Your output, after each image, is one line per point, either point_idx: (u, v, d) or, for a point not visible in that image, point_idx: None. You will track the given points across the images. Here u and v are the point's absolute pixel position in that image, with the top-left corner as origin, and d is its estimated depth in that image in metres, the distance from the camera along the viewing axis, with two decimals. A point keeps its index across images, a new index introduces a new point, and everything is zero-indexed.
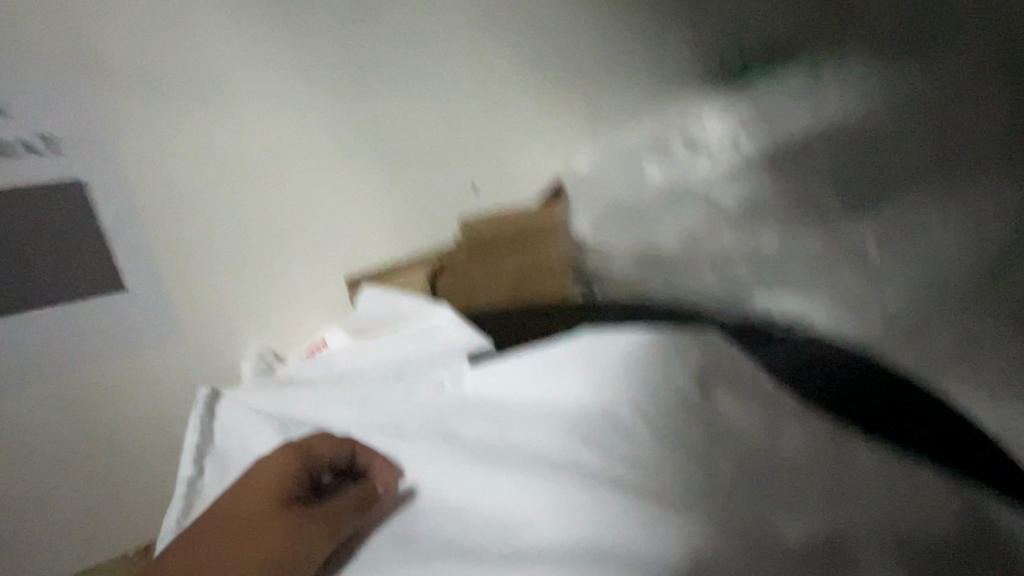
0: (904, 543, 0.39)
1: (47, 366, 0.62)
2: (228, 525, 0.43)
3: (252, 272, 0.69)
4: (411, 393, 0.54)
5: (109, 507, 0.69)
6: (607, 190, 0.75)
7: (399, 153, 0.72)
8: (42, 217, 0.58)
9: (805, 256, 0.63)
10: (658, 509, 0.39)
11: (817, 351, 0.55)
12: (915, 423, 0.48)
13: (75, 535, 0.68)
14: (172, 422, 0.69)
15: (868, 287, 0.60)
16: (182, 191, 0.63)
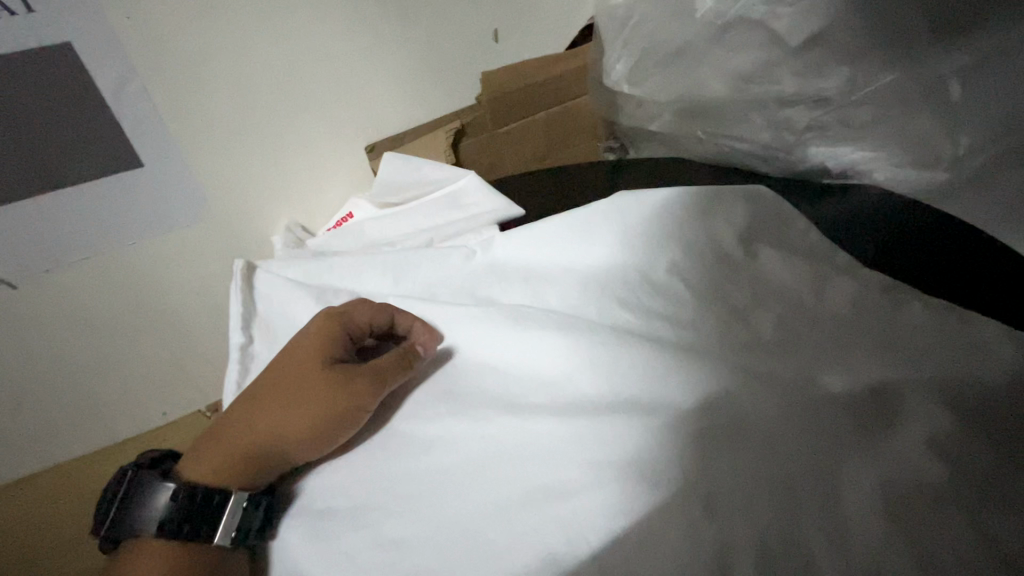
0: (963, 381, 0.36)
1: (80, 246, 0.62)
2: (282, 379, 0.45)
3: (269, 143, 0.65)
4: (444, 261, 0.53)
5: (167, 358, 0.74)
6: (647, 20, 0.62)
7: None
8: (33, 89, 0.52)
9: (882, 90, 0.53)
10: (705, 363, 0.38)
11: (877, 202, 0.51)
12: (981, 270, 0.44)
13: (143, 383, 0.75)
14: (210, 284, 0.71)
15: (942, 130, 0.52)
16: (180, 52, 0.56)
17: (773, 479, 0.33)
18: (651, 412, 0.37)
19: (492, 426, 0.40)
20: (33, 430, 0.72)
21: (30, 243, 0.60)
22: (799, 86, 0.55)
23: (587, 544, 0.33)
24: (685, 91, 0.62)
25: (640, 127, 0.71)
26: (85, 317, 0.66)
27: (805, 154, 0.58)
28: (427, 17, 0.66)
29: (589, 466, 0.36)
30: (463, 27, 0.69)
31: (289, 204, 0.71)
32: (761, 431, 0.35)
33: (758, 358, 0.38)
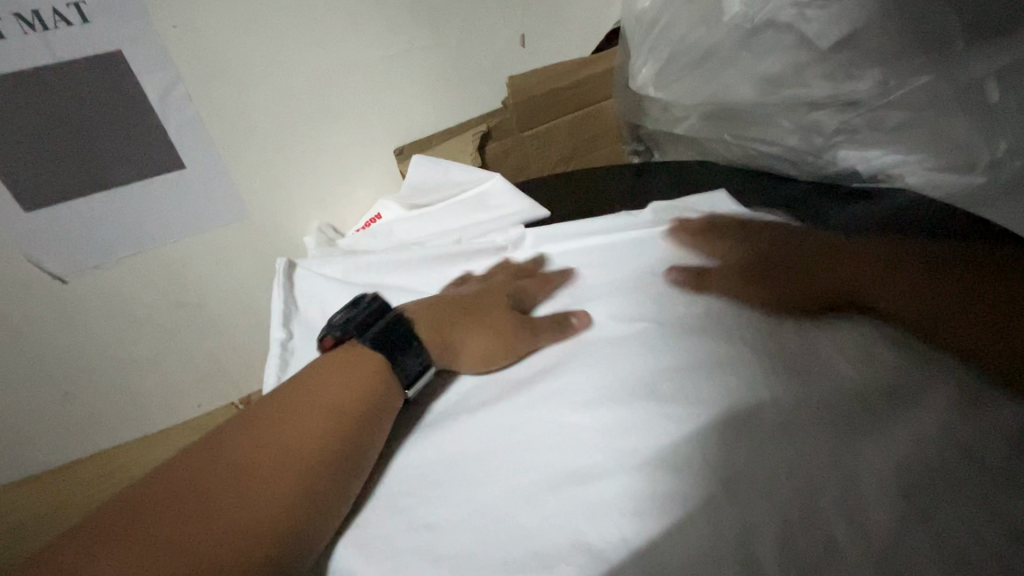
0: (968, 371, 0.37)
1: (126, 243, 0.65)
2: (306, 392, 0.43)
3: (307, 147, 0.68)
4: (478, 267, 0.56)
5: (203, 352, 0.77)
6: (674, 26, 0.62)
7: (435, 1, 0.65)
8: (88, 94, 0.55)
9: (917, 95, 0.52)
10: (733, 367, 0.38)
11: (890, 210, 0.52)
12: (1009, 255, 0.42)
13: (181, 375, 0.78)
14: (245, 281, 0.74)
15: (987, 130, 0.50)
16: (219, 59, 0.59)
17: (798, 479, 0.33)
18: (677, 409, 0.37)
19: (513, 416, 0.41)
20: (78, 419, 0.75)
21: (81, 239, 0.63)
22: (829, 88, 0.55)
23: (615, 540, 0.33)
24: (713, 94, 0.62)
25: (666, 130, 0.72)
26: (129, 311, 0.70)
27: (835, 158, 0.59)
28: (457, 23, 0.67)
29: (615, 459, 0.36)
30: (490, 31, 0.70)
31: (322, 204, 0.73)
32: (788, 430, 0.35)
33: (786, 359, 0.38)
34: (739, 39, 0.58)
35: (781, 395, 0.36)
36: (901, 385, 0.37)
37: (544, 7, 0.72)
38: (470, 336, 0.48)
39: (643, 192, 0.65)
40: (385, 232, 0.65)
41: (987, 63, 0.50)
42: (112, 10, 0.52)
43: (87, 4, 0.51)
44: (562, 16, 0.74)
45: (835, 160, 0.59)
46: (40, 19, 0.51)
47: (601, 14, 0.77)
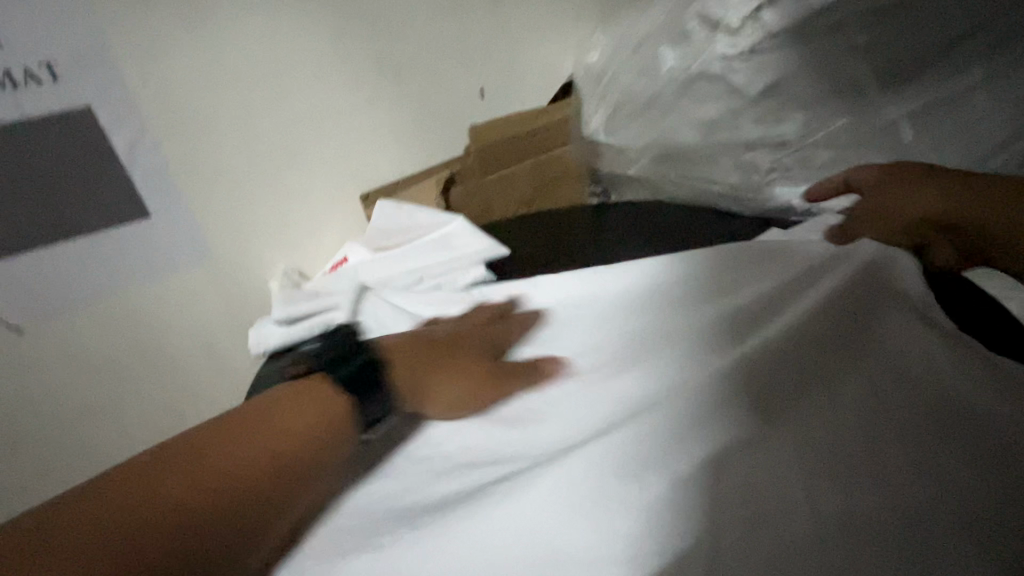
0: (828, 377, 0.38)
1: (87, 289, 0.64)
2: (247, 425, 0.35)
3: (274, 194, 0.70)
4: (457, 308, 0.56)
5: (162, 400, 0.75)
6: (620, 78, 0.68)
7: (398, 57, 0.69)
8: (54, 147, 0.57)
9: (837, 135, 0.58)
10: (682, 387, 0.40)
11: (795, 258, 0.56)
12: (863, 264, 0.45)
13: (138, 425, 0.75)
14: (209, 326, 0.74)
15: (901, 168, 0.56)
16: (187, 111, 0.61)
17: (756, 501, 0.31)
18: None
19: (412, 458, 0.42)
20: (22, 476, 0.71)
21: (37, 290, 0.62)
22: (760, 131, 0.60)
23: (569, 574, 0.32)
24: (658, 138, 0.66)
25: (620, 172, 0.76)
26: (87, 359, 0.68)
27: (773, 194, 0.61)
28: (420, 77, 0.72)
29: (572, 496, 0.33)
30: (452, 84, 0.75)
31: (287, 248, 0.74)
32: None
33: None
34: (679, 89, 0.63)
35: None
36: (936, 416, 0.35)
37: (502, 62, 0.77)
38: (448, 386, 0.42)
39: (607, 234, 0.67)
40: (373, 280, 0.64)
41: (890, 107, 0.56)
42: (83, 68, 0.55)
43: (59, 63, 0.54)
44: (519, 70, 0.79)
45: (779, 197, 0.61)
46: (10, 77, 0.52)
47: (555, 69, 0.83)
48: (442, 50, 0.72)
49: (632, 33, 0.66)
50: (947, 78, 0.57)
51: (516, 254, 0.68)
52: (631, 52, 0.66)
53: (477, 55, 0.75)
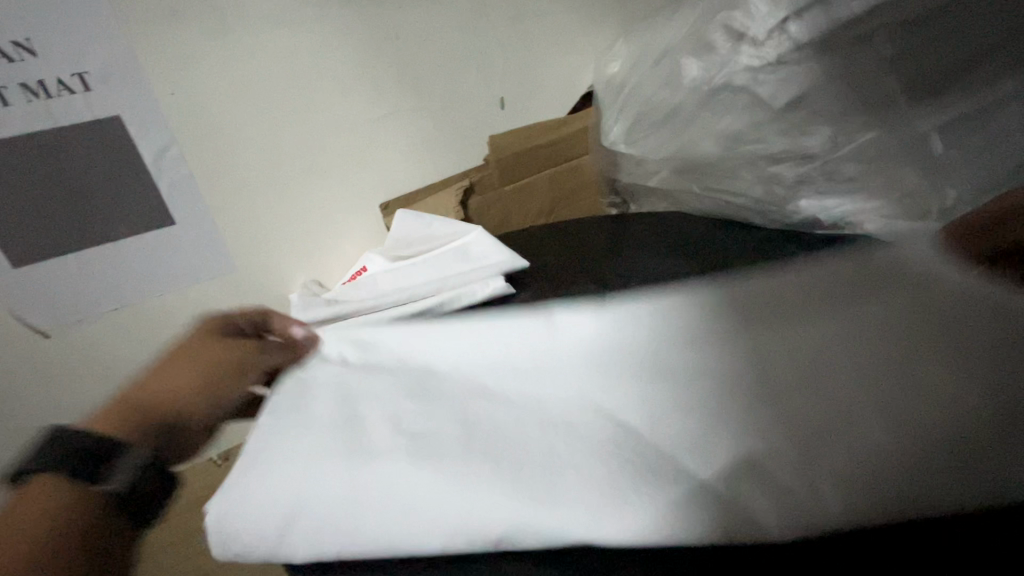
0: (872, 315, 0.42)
1: (119, 294, 0.65)
2: None
3: (278, 199, 0.69)
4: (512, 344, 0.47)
5: None
6: (638, 93, 0.68)
7: (393, 22, 0.67)
8: (55, 146, 0.56)
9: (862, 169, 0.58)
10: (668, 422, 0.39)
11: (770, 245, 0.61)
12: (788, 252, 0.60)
13: None
14: (232, 326, 0.73)
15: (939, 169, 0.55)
16: (213, 127, 0.62)
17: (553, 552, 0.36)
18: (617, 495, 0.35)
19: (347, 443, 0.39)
20: None
21: (70, 294, 0.63)
22: (784, 144, 0.59)
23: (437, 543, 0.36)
24: (680, 149, 0.66)
25: (640, 184, 0.75)
26: (114, 361, 0.69)
27: (798, 207, 0.62)
28: (440, 81, 0.73)
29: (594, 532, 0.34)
30: (472, 99, 0.76)
31: (304, 261, 0.74)
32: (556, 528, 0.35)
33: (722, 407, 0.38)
34: (693, 106, 0.63)
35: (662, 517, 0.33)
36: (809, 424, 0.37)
37: (514, 61, 0.77)
38: None
39: (624, 228, 0.70)
40: (412, 216, 0.70)
41: (923, 115, 0.55)
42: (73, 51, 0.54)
43: (90, 74, 0.55)
44: (531, 50, 0.77)
45: (693, 76, 0.62)
46: (45, 88, 0.54)
47: (545, 70, 0.80)
48: (435, 39, 0.70)
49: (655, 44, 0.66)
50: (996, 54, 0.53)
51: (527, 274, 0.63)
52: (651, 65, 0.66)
53: (490, 55, 0.75)
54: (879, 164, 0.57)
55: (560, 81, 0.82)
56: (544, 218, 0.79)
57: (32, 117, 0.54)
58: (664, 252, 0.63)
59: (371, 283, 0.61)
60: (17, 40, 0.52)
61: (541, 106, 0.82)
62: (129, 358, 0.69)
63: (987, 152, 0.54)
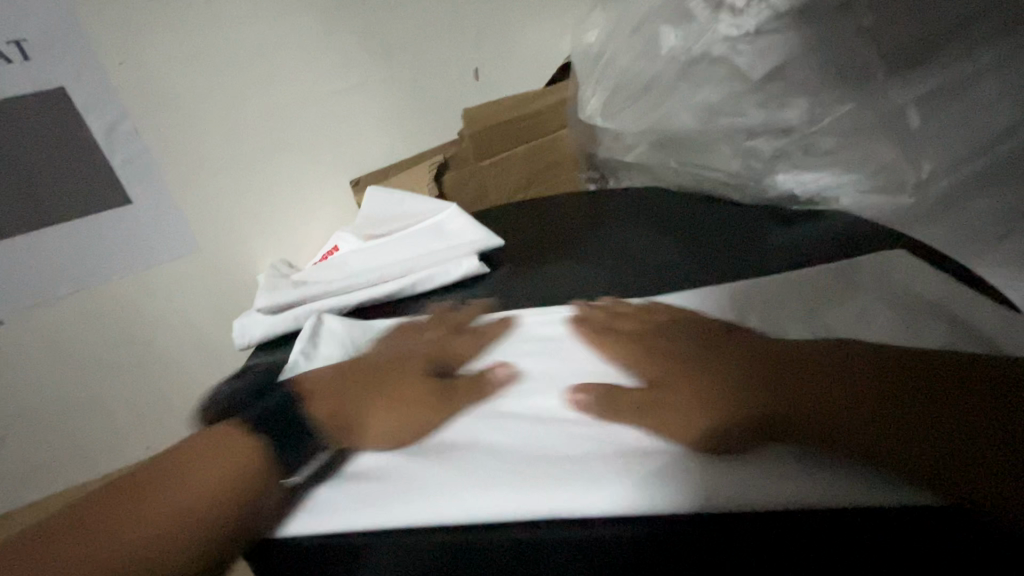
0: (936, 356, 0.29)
1: (78, 276, 0.62)
2: None
3: (243, 175, 0.66)
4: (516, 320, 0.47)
5: (170, 377, 0.73)
6: (615, 63, 0.66)
7: None
8: None
9: (839, 141, 0.57)
10: None
11: (752, 220, 0.60)
12: (772, 228, 0.58)
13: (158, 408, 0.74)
14: (200, 306, 0.70)
15: (917, 141, 0.54)
16: (166, 97, 0.59)
17: None
18: (592, 469, 0.29)
19: None
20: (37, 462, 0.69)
21: (25, 277, 0.60)
22: (762, 117, 0.58)
23: None
24: (657, 122, 0.64)
25: (619, 159, 0.74)
26: (76, 346, 0.65)
27: (775, 181, 0.61)
28: (410, 51, 0.70)
29: (564, 509, 0.28)
30: (445, 69, 0.73)
31: (276, 240, 0.72)
32: None
33: None
34: (670, 76, 0.61)
35: (650, 489, 0.27)
36: None
37: (487, 30, 0.74)
38: None
39: (602, 203, 0.68)
40: (385, 192, 0.68)
41: (902, 85, 0.53)
42: (10, 16, 0.50)
43: (29, 42, 0.51)
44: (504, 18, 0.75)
45: (669, 45, 0.60)
46: None
47: (520, 42, 0.78)
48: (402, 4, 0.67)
49: (631, 12, 0.63)
50: (974, 20, 0.51)
51: (505, 254, 0.61)
52: (629, 33, 0.64)
53: (463, 22, 0.72)
54: (856, 138, 0.56)
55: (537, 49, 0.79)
56: (521, 193, 0.77)
57: None
58: (644, 229, 0.62)
59: (340, 263, 0.60)
60: None
61: (518, 76, 0.80)
62: (92, 344, 0.66)
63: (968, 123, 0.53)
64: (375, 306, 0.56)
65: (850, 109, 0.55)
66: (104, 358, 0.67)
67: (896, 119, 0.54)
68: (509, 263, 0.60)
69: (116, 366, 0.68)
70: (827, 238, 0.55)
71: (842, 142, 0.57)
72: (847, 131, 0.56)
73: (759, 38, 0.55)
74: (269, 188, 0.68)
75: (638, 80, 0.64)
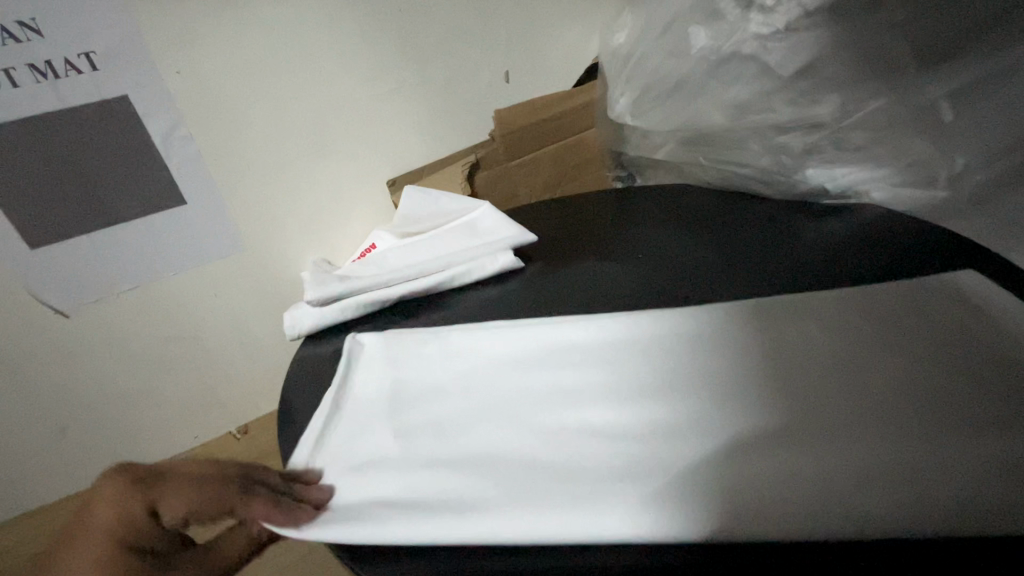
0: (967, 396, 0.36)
1: (135, 273, 0.66)
2: None
3: (287, 177, 0.70)
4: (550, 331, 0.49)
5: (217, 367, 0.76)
6: (645, 63, 0.67)
7: None
8: (66, 127, 0.57)
9: (872, 135, 0.58)
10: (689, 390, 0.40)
11: (782, 215, 0.61)
12: (804, 223, 0.59)
13: (206, 397, 0.78)
14: (246, 300, 0.74)
15: (947, 137, 0.55)
16: (219, 107, 0.63)
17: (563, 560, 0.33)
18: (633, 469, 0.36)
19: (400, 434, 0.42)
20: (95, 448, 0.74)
21: (89, 273, 0.64)
22: (794, 113, 0.58)
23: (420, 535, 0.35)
24: (687, 120, 0.65)
25: (646, 157, 0.75)
26: (132, 340, 0.69)
27: (806, 176, 0.62)
28: (444, 54, 0.72)
29: (588, 532, 0.33)
30: (479, 72, 0.76)
31: (316, 237, 0.75)
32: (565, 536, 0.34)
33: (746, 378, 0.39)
34: (700, 76, 0.63)
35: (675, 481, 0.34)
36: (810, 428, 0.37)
37: (518, 35, 0.76)
38: None
39: (633, 200, 0.70)
40: (421, 192, 0.71)
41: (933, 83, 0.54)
42: (81, 33, 0.54)
43: (96, 54, 0.55)
44: (535, 23, 0.77)
45: (699, 47, 0.61)
46: (51, 69, 0.54)
47: (549, 43, 0.79)
48: (436, 12, 0.69)
49: (661, 14, 0.65)
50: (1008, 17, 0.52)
51: (538, 251, 0.63)
52: (659, 34, 0.65)
53: (495, 27, 0.74)
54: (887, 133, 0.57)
55: (567, 51, 0.81)
56: (550, 192, 0.79)
57: (43, 100, 0.55)
58: (675, 224, 0.63)
59: (381, 258, 0.62)
60: (22, 22, 0.52)
61: (547, 78, 0.82)
62: (147, 337, 0.70)
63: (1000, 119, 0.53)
64: (415, 299, 0.58)
65: (882, 106, 0.56)
66: (157, 350, 0.71)
67: (927, 114, 0.55)
68: (543, 258, 0.62)
69: (169, 358, 0.72)
70: (859, 233, 0.55)
71: (872, 138, 0.57)
72: (879, 128, 0.57)
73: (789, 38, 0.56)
74: (310, 189, 0.72)
75: (668, 80, 0.65)
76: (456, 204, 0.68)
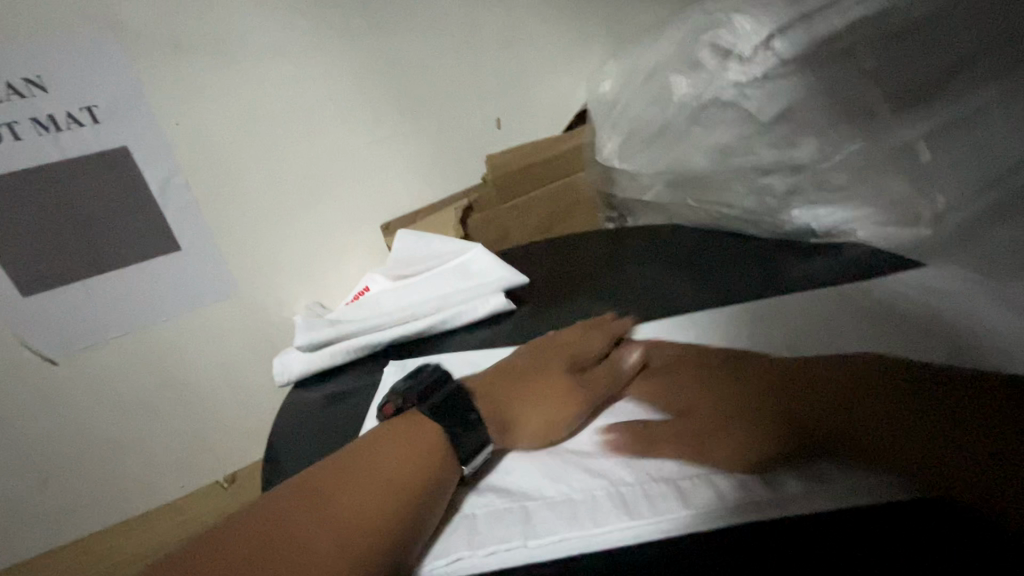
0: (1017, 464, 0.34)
1: (124, 318, 0.66)
2: None
3: (281, 222, 0.71)
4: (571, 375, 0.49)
5: (205, 415, 0.75)
6: (630, 110, 0.70)
7: (389, 46, 0.69)
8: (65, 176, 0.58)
9: (853, 175, 0.59)
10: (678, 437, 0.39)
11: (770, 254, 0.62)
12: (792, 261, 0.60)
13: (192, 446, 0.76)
14: (235, 346, 0.73)
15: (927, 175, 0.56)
16: (216, 156, 0.64)
17: None
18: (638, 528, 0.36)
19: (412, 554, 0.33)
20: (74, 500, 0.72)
21: (78, 318, 0.64)
22: (775, 155, 0.60)
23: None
24: (673, 163, 0.67)
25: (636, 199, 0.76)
26: (120, 388, 0.69)
27: (791, 217, 0.62)
28: (437, 104, 0.75)
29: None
30: (471, 119, 0.78)
31: (307, 281, 0.75)
32: None
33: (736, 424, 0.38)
34: (683, 121, 0.65)
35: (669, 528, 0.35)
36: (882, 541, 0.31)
37: (509, 85, 0.79)
38: None
39: (623, 241, 0.70)
40: (414, 236, 0.71)
41: (907, 124, 0.56)
42: (85, 87, 0.56)
43: (99, 107, 0.57)
44: (525, 73, 0.80)
45: (682, 94, 0.63)
46: (54, 122, 0.56)
47: (539, 92, 0.82)
48: (430, 64, 0.72)
49: (643, 63, 0.68)
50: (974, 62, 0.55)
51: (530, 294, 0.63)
52: (643, 83, 0.68)
53: (486, 78, 0.77)
54: (866, 174, 0.58)
55: (557, 100, 0.84)
56: (541, 234, 0.80)
57: (45, 150, 0.57)
58: (664, 264, 0.64)
59: (373, 302, 0.62)
60: (29, 78, 0.54)
61: (538, 124, 0.84)
62: (135, 384, 0.69)
63: (977, 157, 0.55)
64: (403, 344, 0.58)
65: (861, 148, 0.57)
66: (146, 397, 0.70)
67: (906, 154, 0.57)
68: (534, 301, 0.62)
69: (157, 406, 0.71)
70: (846, 270, 0.56)
71: (853, 179, 0.59)
72: (860, 169, 0.58)
73: (767, 84, 0.58)
74: (304, 235, 0.73)
75: (653, 125, 0.67)
76: (450, 245, 0.68)
